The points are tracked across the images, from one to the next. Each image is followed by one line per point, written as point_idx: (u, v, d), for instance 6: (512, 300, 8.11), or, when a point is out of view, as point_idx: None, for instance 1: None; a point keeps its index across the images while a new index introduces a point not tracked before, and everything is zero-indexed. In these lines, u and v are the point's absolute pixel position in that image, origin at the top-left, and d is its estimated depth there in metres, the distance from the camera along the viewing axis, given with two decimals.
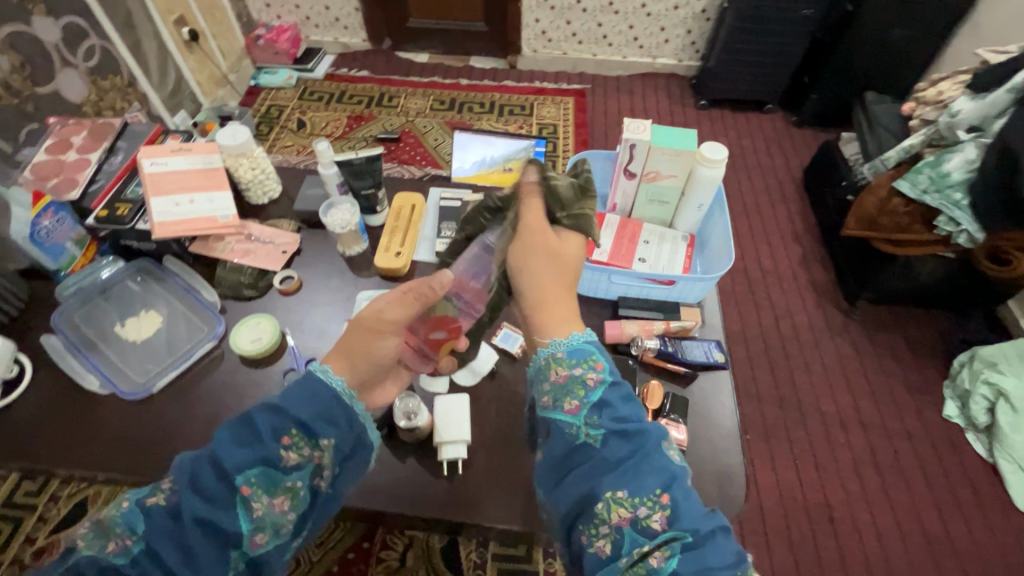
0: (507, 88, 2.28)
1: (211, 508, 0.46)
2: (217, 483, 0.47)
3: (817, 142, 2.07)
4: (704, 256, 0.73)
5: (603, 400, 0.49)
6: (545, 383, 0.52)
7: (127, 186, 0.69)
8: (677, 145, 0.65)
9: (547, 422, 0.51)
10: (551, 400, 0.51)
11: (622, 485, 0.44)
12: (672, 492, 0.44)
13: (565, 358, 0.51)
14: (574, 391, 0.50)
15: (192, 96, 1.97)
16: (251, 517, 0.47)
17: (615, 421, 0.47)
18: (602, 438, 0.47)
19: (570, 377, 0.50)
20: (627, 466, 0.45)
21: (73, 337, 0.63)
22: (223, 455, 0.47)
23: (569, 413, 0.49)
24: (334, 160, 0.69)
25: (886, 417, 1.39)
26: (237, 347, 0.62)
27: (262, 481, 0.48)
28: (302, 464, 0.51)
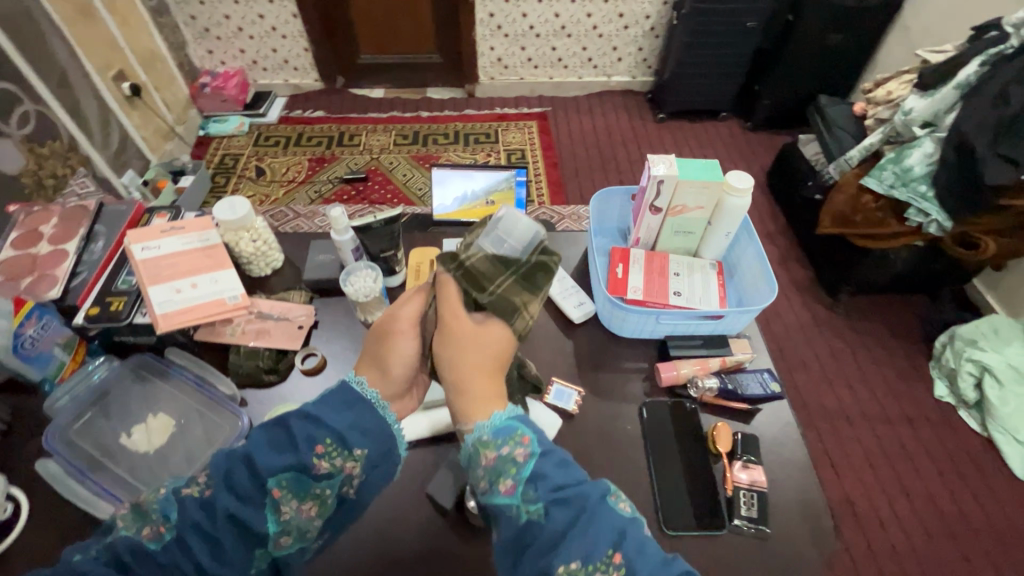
0: (469, 116, 2.27)
1: (243, 508, 0.45)
2: (250, 486, 0.45)
3: (773, 145, 2.16)
4: (736, 283, 0.73)
5: (536, 472, 0.43)
6: (477, 468, 0.46)
7: (117, 276, 0.62)
8: (703, 177, 0.65)
9: (489, 507, 0.45)
10: (487, 486, 0.45)
11: (573, 554, 0.39)
12: (625, 548, 0.40)
13: (491, 437, 0.46)
14: (506, 470, 0.44)
15: (139, 153, 1.84)
16: (278, 520, 0.46)
17: (555, 490, 0.42)
18: (543, 511, 0.42)
19: (498, 458, 0.44)
20: (575, 532, 0.40)
21: (72, 458, 0.54)
22: (257, 459, 0.46)
23: (505, 496, 0.43)
24: (350, 226, 0.65)
25: (885, 405, 1.44)
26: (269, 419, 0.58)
27: (293, 486, 0.46)
28: (332, 474, 0.48)
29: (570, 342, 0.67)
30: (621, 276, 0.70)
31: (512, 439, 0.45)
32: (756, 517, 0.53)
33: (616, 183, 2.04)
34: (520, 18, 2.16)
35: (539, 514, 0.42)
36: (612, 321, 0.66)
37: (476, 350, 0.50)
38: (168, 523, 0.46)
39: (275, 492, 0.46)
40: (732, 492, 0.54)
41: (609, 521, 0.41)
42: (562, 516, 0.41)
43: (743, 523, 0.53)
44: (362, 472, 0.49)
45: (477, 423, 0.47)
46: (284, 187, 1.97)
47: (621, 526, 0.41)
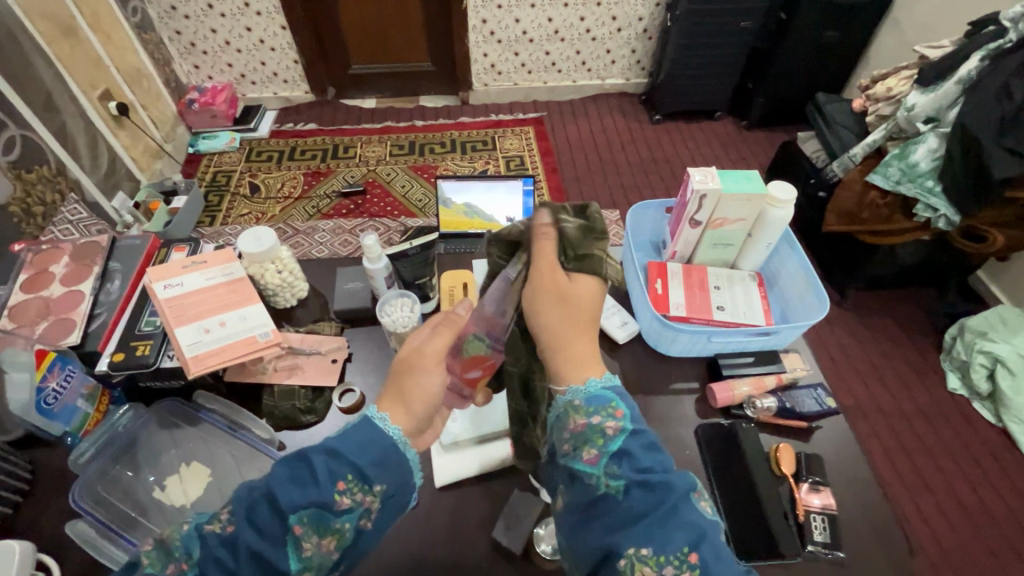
0: (464, 124, 2.24)
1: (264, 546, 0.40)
2: (272, 522, 0.40)
3: (770, 143, 2.16)
4: (778, 293, 0.71)
5: (625, 449, 0.42)
6: (563, 429, 0.45)
7: (139, 317, 0.59)
8: (746, 189, 0.63)
9: (568, 470, 0.44)
10: (571, 449, 0.44)
11: (646, 540, 0.38)
12: (702, 551, 0.39)
13: (583, 402, 0.44)
14: (593, 438, 0.43)
15: (129, 174, 1.78)
16: (299, 558, 0.40)
17: (641, 472, 0.41)
18: (623, 490, 0.40)
19: (588, 424, 0.43)
20: (653, 520, 0.39)
21: (104, 518, 0.51)
22: (280, 493, 0.40)
23: (588, 464, 0.42)
24: (383, 253, 0.62)
25: (901, 400, 1.44)
26: None
27: (314, 521, 0.41)
28: (352, 509, 0.42)
29: (615, 363, 0.65)
30: (662, 291, 0.68)
31: (605, 410, 0.43)
32: (830, 541, 0.51)
33: (617, 186, 2.03)
34: (513, 24, 2.14)
35: (618, 491, 0.41)
36: (660, 341, 0.64)
37: (562, 311, 0.48)
38: (190, 560, 0.42)
39: (296, 529, 0.40)
40: (803, 517, 0.52)
41: (689, 518, 0.40)
42: (644, 499, 0.40)
43: (817, 549, 0.51)
44: (382, 503, 0.44)
45: (573, 384, 0.45)
46: (280, 204, 1.92)
47: (699, 528, 0.40)
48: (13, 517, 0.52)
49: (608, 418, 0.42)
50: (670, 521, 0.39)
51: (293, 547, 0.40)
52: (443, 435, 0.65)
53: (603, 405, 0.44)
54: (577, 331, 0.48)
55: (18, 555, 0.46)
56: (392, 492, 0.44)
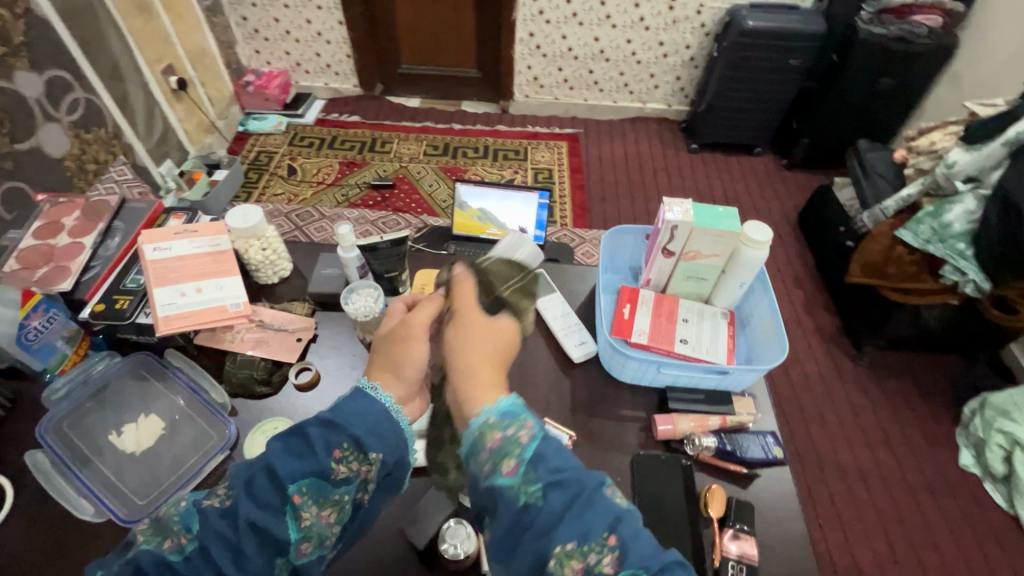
0: (501, 132, 2.28)
1: (265, 515, 0.41)
2: (272, 493, 0.42)
3: (808, 185, 2.10)
4: (747, 335, 0.70)
5: (540, 454, 0.41)
6: (478, 452, 0.43)
7: (126, 275, 0.64)
8: (719, 225, 0.63)
9: (487, 493, 0.42)
10: (489, 469, 0.42)
11: (571, 534, 0.38)
12: (621, 532, 0.38)
13: (495, 418, 0.44)
14: (510, 451, 0.42)
15: (179, 145, 1.90)
16: (298, 527, 0.42)
17: (555, 471, 0.40)
18: (542, 497, 0.39)
19: (502, 439, 0.42)
20: (575, 513, 0.38)
21: (62, 452, 0.55)
22: (279, 464, 0.43)
23: (509, 477, 0.41)
24: (356, 244, 0.65)
25: (906, 469, 1.37)
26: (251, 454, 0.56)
27: (313, 492, 0.43)
28: (349, 479, 0.45)
29: (567, 381, 0.65)
30: (628, 317, 0.67)
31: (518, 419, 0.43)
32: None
33: (642, 210, 2.01)
34: (560, 40, 2.17)
35: (537, 498, 0.39)
36: (613, 365, 0.65)
37: (490, 344, 0.50)
38: (189, 534, 0.42)
39: (295, 498, 0.42)
40: (721, 562, 0.51)
41: (607, 506, 0.40)
42: (563, 497, 0.39)
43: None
44: (376, 475, 0.47)
45: (484, 406, 0.44)
46: (313, 188, 2.00)
47: (618, 511, 0.39)
48: None
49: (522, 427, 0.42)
50: (589, 510, 0.39)
51: (293, 516, 0.42)
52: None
53: (515, 419, 0.44)
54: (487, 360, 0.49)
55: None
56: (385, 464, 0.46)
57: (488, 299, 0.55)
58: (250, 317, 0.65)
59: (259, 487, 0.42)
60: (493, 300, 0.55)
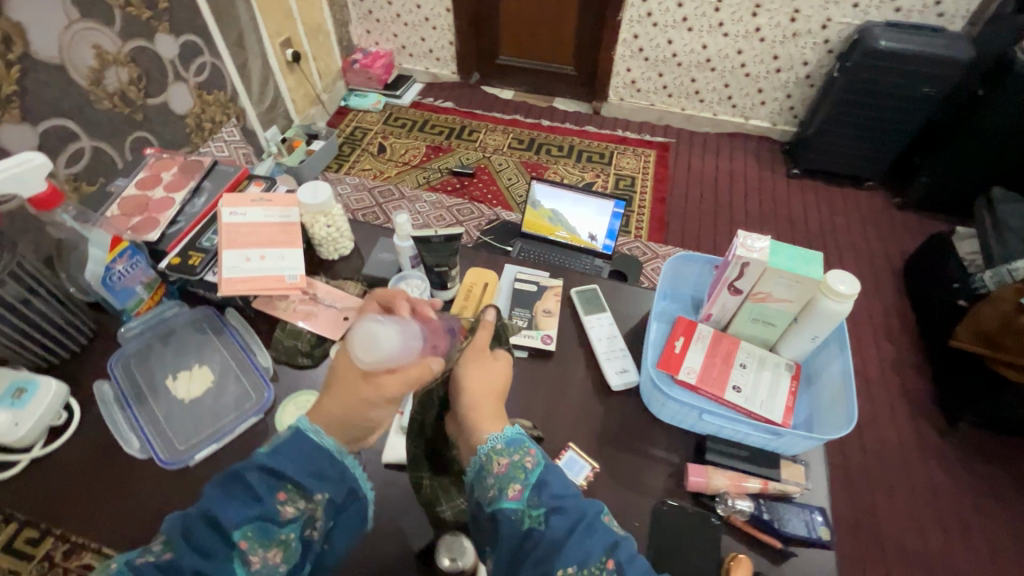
0: (588, 133, 2.24)
1: (210, 564, 0.40)
2: (215, 541, 0.41)
3: (923, 229, 1.87)
4: (812, 394, 0.62)
5: (541, 479, 0.44)
6: (484, 479, 0.45)
7: (203, 234, 0.68)
8: (799, 271, 0.56)
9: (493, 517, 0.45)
10: (495, 494, 0.44)
11: (571, 557, 0.40)
12: (620, 556, 0.40)
13: (501, 445, 0.46)
14: (515, 476, 0.44)
15: (285, 113, 2.04)
16: (246, 571, 0.42)
17: (556, 497, 0.43)
18: (543, 519, 0.42)
19: (508, 464, 0.45)
20: (576, 537, 0.40)
21: (125, 387, 0.61)
22: (221, 513, 0.42)
23: (512, 501, 0.43)
24: (411, 235, 0.65)
25: (988, 571, 1.19)
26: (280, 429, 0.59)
27: (259, 536, 0.42)
28: (295, 518, 0.44)
29: (600, 407, 0.62)
30: (679, 351, 0.63)
31: (522, 448, 0.46)
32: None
33: (724, 232, 1.89)
34: (665, 44, 2.08)
35: (540, 521, 0.42)
36: (651, 400, 0.61)
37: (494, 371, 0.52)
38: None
39: (241, 543, 0.42)
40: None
41: (606, 534, 0.41)
42: (563, 522, 0.41)
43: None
44: (325, 512, 0.46)
45: (491, 433, 0.47)
46: (398, 167, 2.07)
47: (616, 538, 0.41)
48: (68, 361, 0.64)
49: (525, 455, 0.45)
50: (589, 536, 0.41)
51: (241, 561, 0.41)
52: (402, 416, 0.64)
53: (519, 446, 0.47)
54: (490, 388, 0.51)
55: (51, 393, 0.57)
56: (331, 502, 0.46)
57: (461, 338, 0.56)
58: (306, 291, 0.67)
59: (201, 539, 0.41)
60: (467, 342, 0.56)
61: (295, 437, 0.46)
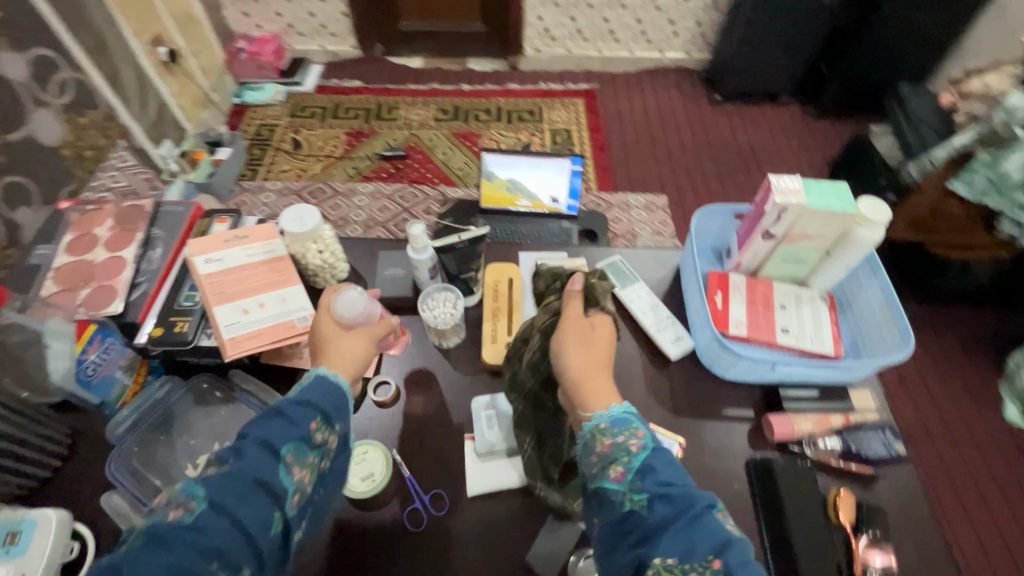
0: (511, 91, 2.16)
1: (263, 470, 0.44)
2: (265, 454, 0.45)
3: (838, 133, 2.01)
4: (850, 319, 0.65)
5: (648, 464, 0.44)
6: (589, 454, 0.47)
7: (179, 292, 0.58)
8: (835, 206, 0.56)
9: (598, 490, 0.46)
10: (598, 470, 0.46)
11: (670, 549, 0.40)
12: (728, 558, 0.39)
13: (607, 424, 0.47)
14: (619, 458, 0.45)
15: (175, 122, 1.78)
16: (290, 479, 0.45)
17: (662, 485, 0.42)
18: (647, 503, 0.42)
19: (612, 446, 0.46)
20: (677, 527, 0.40)
21: (140, 494, 0.52)
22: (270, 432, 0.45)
23: (614, 482, 0.44)
24: (429, 244, 0.58)
25: (951, 424, 1.36)
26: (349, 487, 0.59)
27: (300, 451, 0.47)
28: (321, 445, 0.49)
29: (663, 379, 0.62)
30: (722, 307, 0.63)
31: (629, 429, 0.45)
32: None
33: (667, 169, 1.92)
34: None
35: (642, 505, 0.43)
36: (715, 361, 0.62)
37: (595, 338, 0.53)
38: (195, 499, 0.41)
39: (286, 456, 0.45)
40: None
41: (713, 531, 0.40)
42: (667, 510, 0.41)
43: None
44: (336, 446, 0.51)
45: (594, 412, 0.48)
46: (322, 162, 1.90)
47: (724, 538, 0.40)
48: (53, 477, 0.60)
49: (631, 437, 0.45)
50: (692, 531, 0.40)
51: (285, 472, 0.45)
52: (477, 441, 0.61)
53: (627, 426, 0.47)
54: (594, 352, 0.52)
55: (54, 528, 0.53)
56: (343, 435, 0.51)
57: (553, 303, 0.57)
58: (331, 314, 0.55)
59: (251, 453, 0.44)
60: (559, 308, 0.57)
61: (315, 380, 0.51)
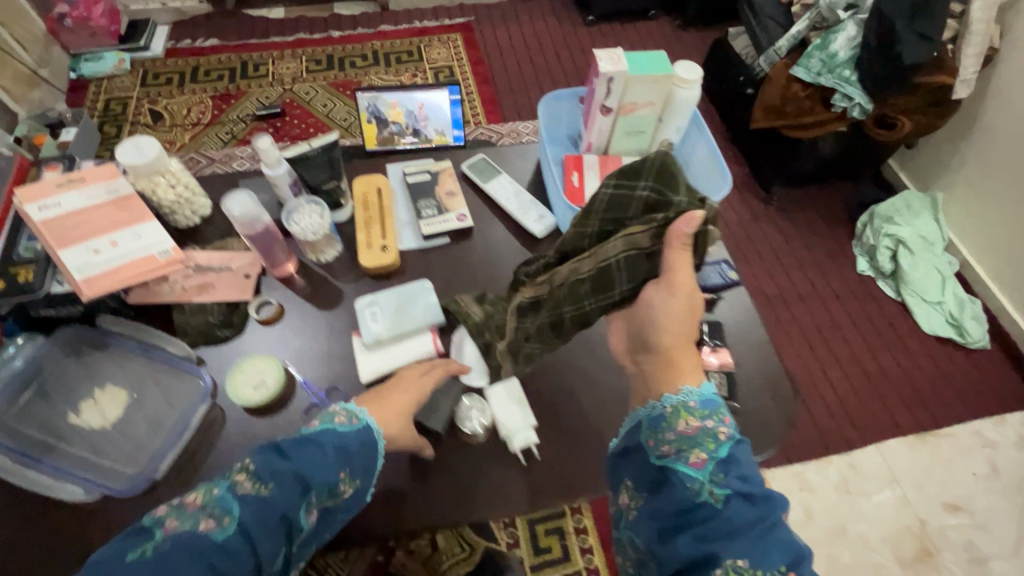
0: (385, 33, 2.07)
1: (291, 510, 0.48)
2: (298, 493, 0.49)
3: (704, 42, 2.12)
4: (690, 180, 0.73)
5: (732, 458, 0.50)
6: (670, 433, 0.52)
7: (18, 243, 0.65)
8: (652, 71, 0.62)
9: (665, 469, 0.51)
10: (673, 450, 0.51)
11: (745, 552, 0.44)
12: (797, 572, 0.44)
13: (698, 408, 0.53)
14: (703, 444, 0.51)
15: (1, 106, 1.57)
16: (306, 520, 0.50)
17: (745, 489, 0.48)
18: (725, 498, 0.47)
19: (701, 429, 0.51)
20: (755, 532, 0.45)
21: (23, 446, 0.58)
22: (307, 470, 0.50)
23: (694, 466, 0.49)
24: (280, 158, 0.59)
25: (817, 284, 1.54)
26: (236, 394, 0.59)
27: (322, 493, 0.51)
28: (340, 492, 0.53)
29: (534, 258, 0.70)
30: (578, 184, 0.71)
31: (718, 416, 0.52)
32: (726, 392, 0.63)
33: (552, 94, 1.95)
34: None
35: (721, 499, 0.47)
36: None
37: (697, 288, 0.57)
38: (233, 517, 0.46)
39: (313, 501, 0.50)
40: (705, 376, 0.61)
41: (787, 543, 0.46)
42: (748, 511, 0.46)
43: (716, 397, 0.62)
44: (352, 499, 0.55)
45: (686, 387, 0.54)
46: (189, 131, 1.75)
47: (794, 551, 0.46)
48: None
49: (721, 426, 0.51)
50: (768, 538, 0.45)
51: (306, 512, 0.49)
52: (363, 335, 0.63)
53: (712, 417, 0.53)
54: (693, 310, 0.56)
55: None
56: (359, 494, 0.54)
57: (650, 240, 0.56)
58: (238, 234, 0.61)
59: (286, 482, 0.49)
60: (655, 247, 0.57)
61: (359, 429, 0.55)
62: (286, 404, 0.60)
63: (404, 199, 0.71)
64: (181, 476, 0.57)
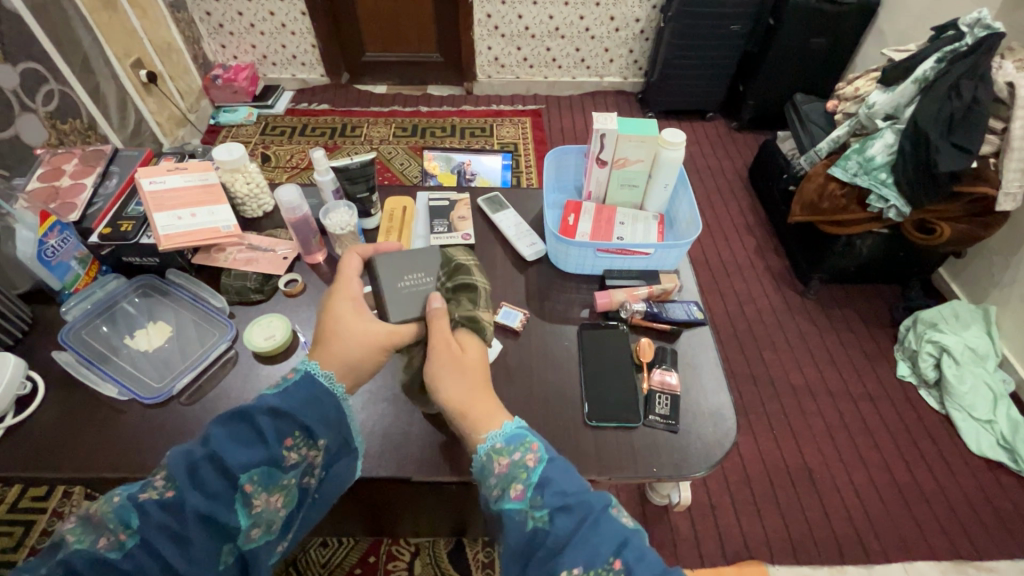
0: (465, 111, 2.37)
1: (214, 505, 0.49)
2: (220, 483, 0.50)
3: (757, 143, 2.24)
4: (674, 230, 0.87)
5: (545, 477, 0.49)
6: (490, 476, 0.52)
7: (128, 205, 0.83)
8: (640, 134, 0.76)
9: (499, 516, 0.50)
10: (499, 492, 0.50)
11: (578, 558, 0.43)
12: (625, 555, 0.44)
13: (502, 445, 0.52)
14: (517, 476, 0.50)
15: (153, 137, 1.97)
16: (249, 513, 0.51)
17: (561, 496, 0.47)
18: (547, 518, 0.46)
19: (510, 464, 0.51)
20: (579, 536, 0.44)
21: (86, 352, 0.75)
22: (225, 453, 0.50)
23: (515, 500, 0.48)
24: (329, 167, 0.82)
25: (850, 382, 1.49)
26: (252, 343, 0.74)
27: (263, 480, 0.52)
28: (297, 463, 0.54)
29: (523, 279, 0.85)
30: (572, 224, 0.85)
31: (522, 446, 0.52)
32: (667, 414, 0.70)
33: None
34: (516, 19, 2.27)
35: (544, 520, 0.46)
36: (558, 257, 0.85)
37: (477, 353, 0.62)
38: (129, 529, 0.47)
39: (246, 486, 0.50)
40: (649, 393, 0.71)
41: (613, 530, 0.45)
42: (568, 520, 0.45)
43: (658, 414, 0.70)
44: (323, 459, 0.57)
45: (491, 433, 0.54)
46: (287, 173, 2.07)
47: (624, 534, 0.45)
48: (28, 357, 0.77)
49: (526, 452, 0.51)
50: (593, 534, 0.44)
51: (243, 505, 0.50)
52: None
53: (520, 443, 0.53)
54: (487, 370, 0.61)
55: (12, 366, 0.70)
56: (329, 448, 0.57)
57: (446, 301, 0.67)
58: (292, 224, 0.81)
59: (211, 478, 0.49)
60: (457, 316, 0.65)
61: (302, 380, 0.57)
62: (286, 356, 0.76)
63: (422, 214, 0.92)
64: (203, 405, 0.71)
